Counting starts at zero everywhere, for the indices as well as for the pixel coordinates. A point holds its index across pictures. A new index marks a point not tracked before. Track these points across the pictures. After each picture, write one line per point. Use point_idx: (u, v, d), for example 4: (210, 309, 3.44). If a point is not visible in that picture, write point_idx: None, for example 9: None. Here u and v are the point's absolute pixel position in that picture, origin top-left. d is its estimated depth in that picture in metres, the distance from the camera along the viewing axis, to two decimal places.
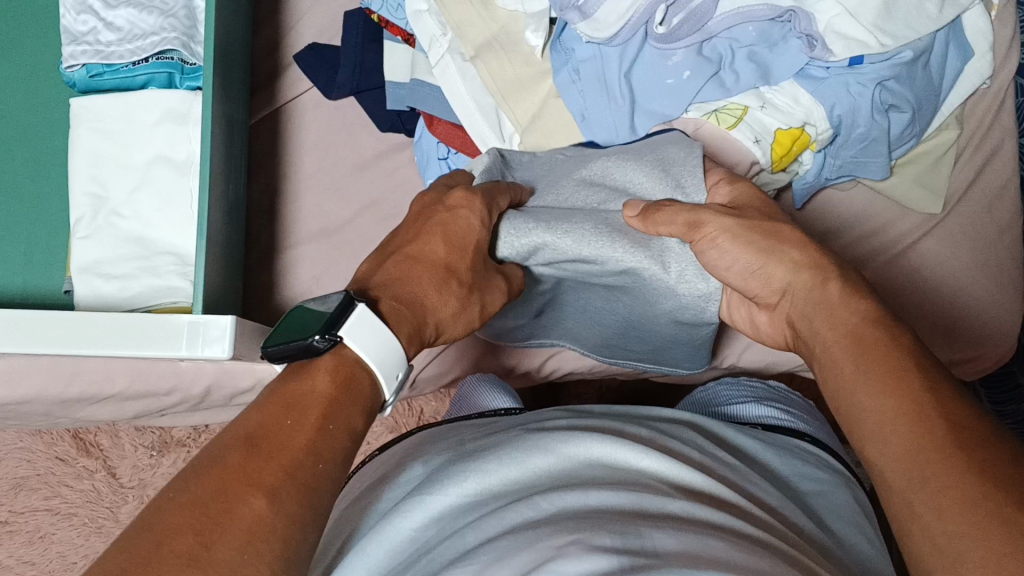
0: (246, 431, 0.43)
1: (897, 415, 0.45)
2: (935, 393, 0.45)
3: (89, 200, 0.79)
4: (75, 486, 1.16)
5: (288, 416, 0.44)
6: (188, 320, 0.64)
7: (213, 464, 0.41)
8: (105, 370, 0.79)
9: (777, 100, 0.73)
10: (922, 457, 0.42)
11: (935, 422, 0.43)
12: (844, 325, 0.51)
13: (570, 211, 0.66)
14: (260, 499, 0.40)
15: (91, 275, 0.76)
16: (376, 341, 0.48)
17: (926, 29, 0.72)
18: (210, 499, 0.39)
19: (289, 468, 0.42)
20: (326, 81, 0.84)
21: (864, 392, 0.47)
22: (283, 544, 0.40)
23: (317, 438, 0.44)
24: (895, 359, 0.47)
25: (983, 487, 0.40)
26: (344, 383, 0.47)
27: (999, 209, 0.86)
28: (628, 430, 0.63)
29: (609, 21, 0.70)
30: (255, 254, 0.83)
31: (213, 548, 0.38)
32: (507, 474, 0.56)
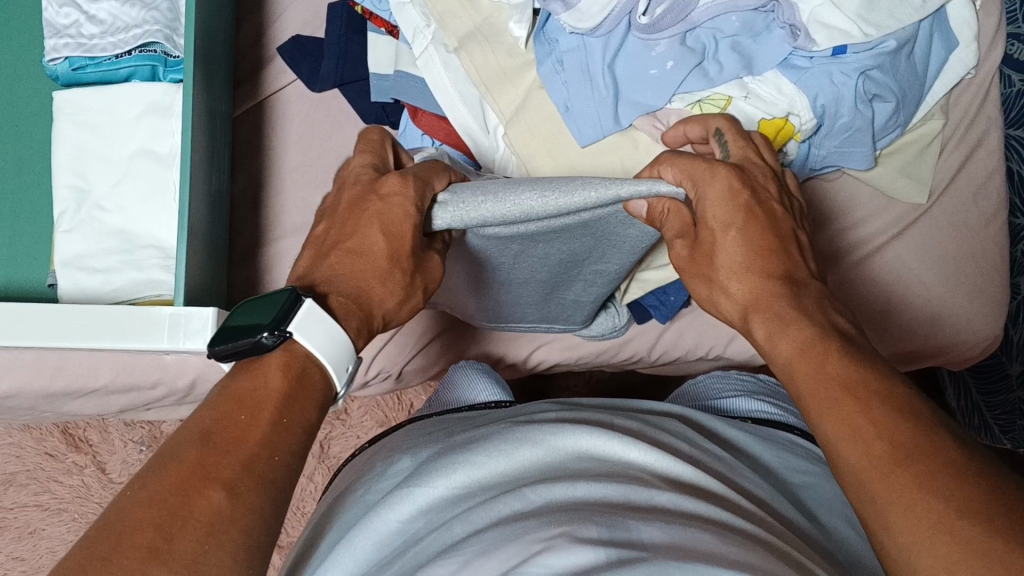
0: (203, 425, 0.44)
1: (843, 428, 0.45)
2: (882, 401, 0.45)
3: (73, 192, 0.79)
4: (65, 481, 1.16)
5: (247, 410, 0.45)
6: (170, 312, 0.64)
7: (170, 461, 0.42)
8: (90, 364, 0.79)
9: (761, 90, 0.72)
10: (868, 470, 0.43)
11: (882, 435, 0.43)
12: (788, 349, 0.51)
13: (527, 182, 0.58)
14: (218, 492, 0.41)
15: (74, 268, 0.76)
16: (328, 337, 0.48)
17: (909, 19, 0.72)
18: (167, 495, 0.40)
19: (245, 462, 0.43)
20: (309, 74, 0.84)
21: (814, 415, 0.47)
22: (245, 534, 0.41)
23: (276, 432, 0.45)
24: (837, 370, 0.47)
25: (938, 503, 0.39)
26: (303, 369, 0.47)
27: (984, 199, 0.86)
28: (617, 423, 0.63)
29: (592, 12, 0.70)
30: (240, 247, 0.83)
31: (172, 541, 0.39)
32: (495, 466, 0.56)
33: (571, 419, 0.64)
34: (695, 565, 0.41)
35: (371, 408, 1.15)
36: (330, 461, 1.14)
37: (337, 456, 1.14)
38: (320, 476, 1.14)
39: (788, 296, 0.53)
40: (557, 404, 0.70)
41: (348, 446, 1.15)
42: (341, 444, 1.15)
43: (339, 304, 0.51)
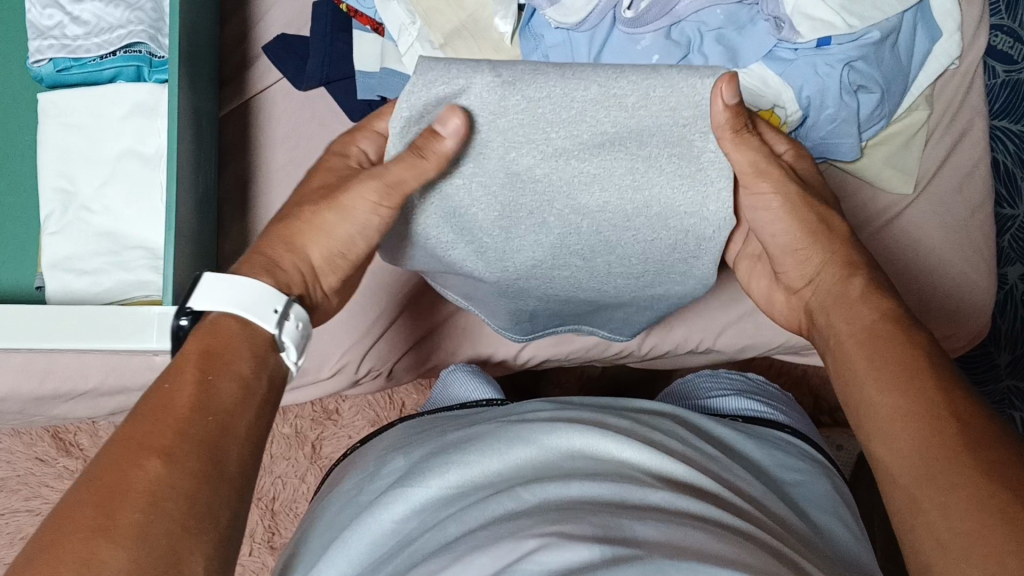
0: (135, 412, 0.44)
1: (907, 413, 0.46)
2: (946, 393, 0.46)
3: (58, 194, 0.79)
4: (55, 486, 1.15)
5: (168, 383, 0.45)
6: (158, 311, 0.64)
7: (107, 448, 0.42)
8: (80, 367, 0.78)
9: (748, 83, 0.72)
10: (931, 453, 0.43)
11: (944, 423, 0.44)
12: (863, 322, 0.52)
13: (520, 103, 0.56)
14: (154, 460, 0.41)
15: (61, 270, 0.76)
16: (229, 290, 0.50)
17: (893, 9, 0.73)
18: (104, 474, 0.40)
19: (177, 427, 0.43)
20: (294, 72, 0.83)
21: (876, 388, 0.48)
22: (191, 496, 0.41)
23: (201, 392, 0.45)
24: (907, 357, 0.48)
25: (989, 485, 0.41)
26: (221, 340, 0.49)
27: (971, 187, 0.87)
28: (610, 421, 0.64)
29: (576, 8, 0.71)
30: (227, 248, 0.83)
31: (117, 515, 0.38)
32: (490, 465, 0.56)
33: (565, 417, 0.64)
34: (690, 564, 0.41)
35: (362, 408, 1.15)
36: (322, 461, 1.14)
37: (329, 456, 1.14)
38: (311, 476, 1.14)
39: (860, 284, 0.55)
40: (547, 403, 0.70)
41: (340, 446, 1.15)
42: (333, 444, 1.15)
43: (267, 264, 0.55)
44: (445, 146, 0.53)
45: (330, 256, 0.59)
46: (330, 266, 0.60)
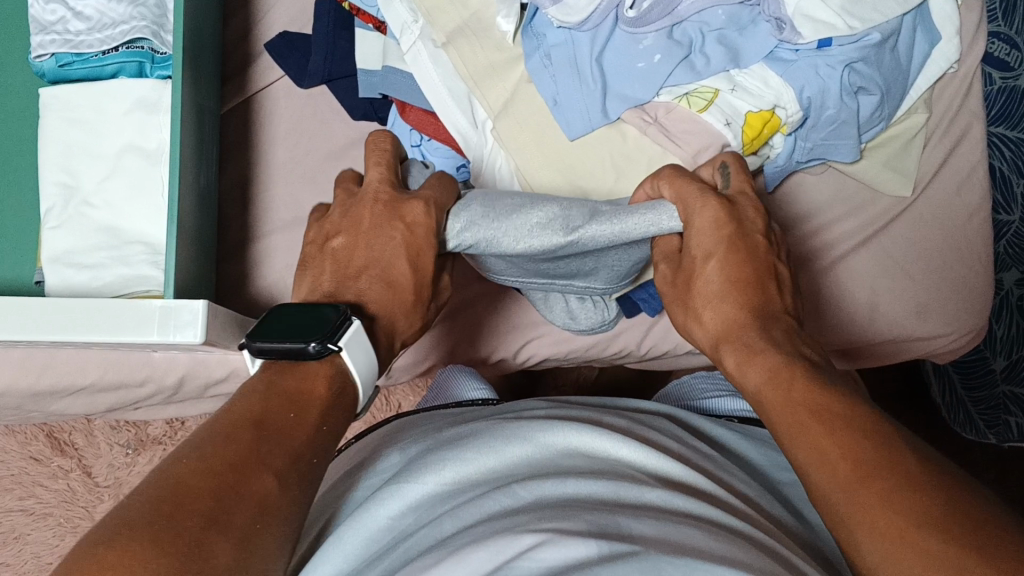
0: (258, 416, 0.46)
1: (810, 464, 0.46)
2: (838, 428, 0.46)
3: (59, 189, 0.78)
4: (50, 486, 1.16)
5: (293, 411, 0.48)
6: (159, 304, 0.64)
7: (215, 442, 0.44)
8: (78, 363, 0.78)
9: (747, 83, 0.73)
10: (836, 498, 0.44)
11: (880, 443, 0.44)
12: (763, 386, 0.53)
13: (507, 209, 0.63)
14: (270, 478, 0.43)
15: (61, 265, 0.76)
16: (359, 352, 0.52)
17: (894, 13, 0.73)
18: (226, 470, 0.42)
19: (292, 457, 0.45)
20: (297, 70, 0.83)
21: (786, 447, 0.49)
22: (285, 526, 0.43)
23: (313, 434, 0.48)
24: (796, 405, 0.49)
25: (889, 514, 0.41)
26: (337, 390, 0.51)
27: (970, 190, 0.86)
28: (607, 419, 0.64)
29: (578, 7, 0.71)
30: (226, 246, 0.82)
31: (232, 514, 0.40)
32: (484, 463, 0.56)
33: (560, 414, 0.64)
34: (687, 560, 0.41)
35: None
36: None
37: None
38: None
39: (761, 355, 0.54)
40: (545, 402, 0.70)
41: None
42: None
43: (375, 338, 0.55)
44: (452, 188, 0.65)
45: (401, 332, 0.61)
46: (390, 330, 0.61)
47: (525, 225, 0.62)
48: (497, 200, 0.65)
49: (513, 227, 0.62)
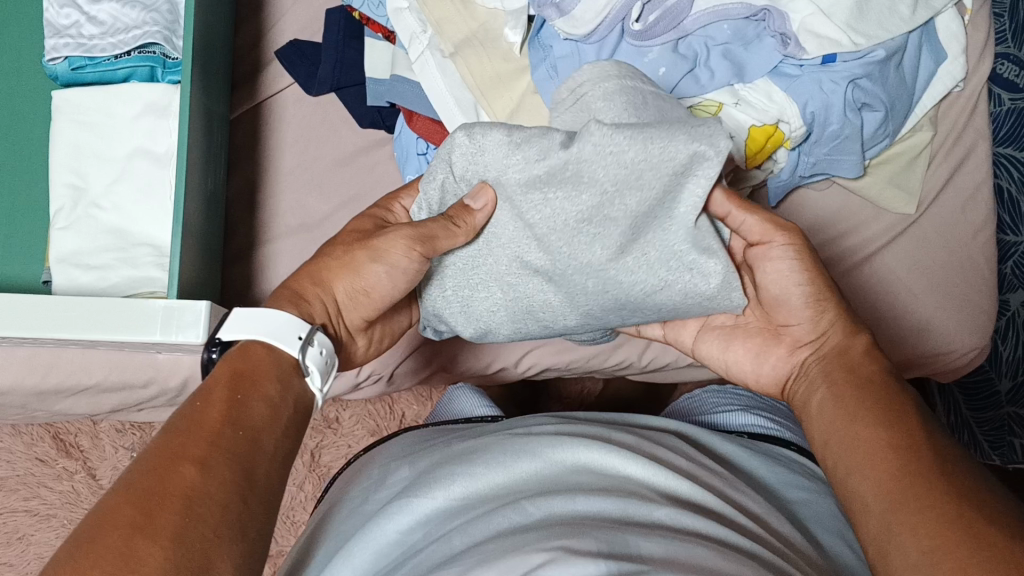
0: (172, 422, 0.48)
1: (890, 445, 0.51)
2: (929, 433, 0.51)
3: (69, 190, 0.79)
4: (54, 487, 1.17)
5: (200, 400, 0.49)
6: (163, 305, 0.64)
7: (144, 455, 0.45)
8: (82, 362, 0.79)
9: (752, 97, 0.73)
10: (908, 479, 0.48)
11: (933, 448, 0.50)
12: (846, 374, 0.57)
13: (527, 317, 0.62)
14: (190, 468, 0.45)
15: (69, 265, 0.76)
16: (254, 323, 0.54)
17: (899, 30, 0.74)
18: (143, 477, 0.43)
19: (211, 439, 0.47)
20: (306, 78, 0.84)
21: (863, 425, 0.53)
22: (224, 506, 0.44)
23: (231, 409, 0.49)
24: (891, 399, 0.53)
25: (960, 507, 0.46)
26: (251, 362, 0.52)
27: (973, 210, 0.86)
28: (614, 435, 0.64)
29: (585, 19, 0.72)
30: (233, 249, 0.83)
31: (156, 516, 0.42)
32: (495, 477, 0.56)
33: (569, 430, 0.64)
34: None
35: (362, 417, 1.16)
36: (320, 469, 1.14)
37: (327, 465, 1.15)
38: (309, 485, 1.14)
39: (865, 360, 0.57)
40: (551, 417, 0.71)
41: (339, 455, 1.15)
42: (332, 453, 1.15)
43: (292, 295, 0.57)
44: (476, 219, 0.58)
45: (353, 292, 0.60)
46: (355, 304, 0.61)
47: (554, 330, 0.63)
48: (517, 305, 0.61)
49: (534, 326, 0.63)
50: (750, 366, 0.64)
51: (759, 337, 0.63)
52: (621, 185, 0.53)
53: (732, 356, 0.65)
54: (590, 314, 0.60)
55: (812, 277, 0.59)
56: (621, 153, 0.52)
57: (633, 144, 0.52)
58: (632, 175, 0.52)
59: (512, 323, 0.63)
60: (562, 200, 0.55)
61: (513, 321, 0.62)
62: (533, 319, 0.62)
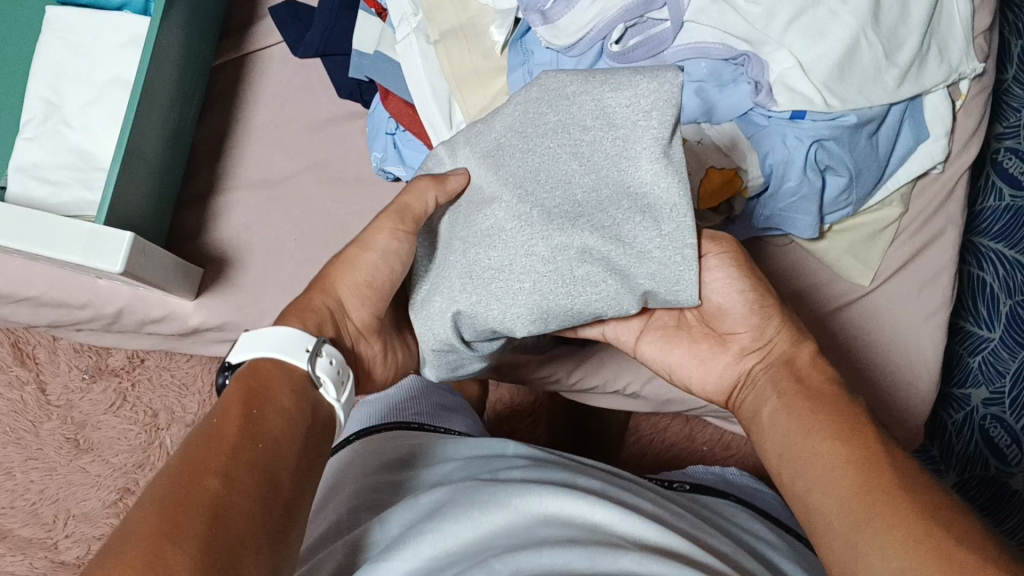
0: (189, 439, 0.47)
1: (868, 503, 0.48)
2: (919, 485, 0.48)
3: (42, 104, 0.80)
4: (4, 393, 1.19)
5: (215, 416, 0.49)
6: (89, 227, 0.65)
7: (164, 472, 0.45)
8: (25, 274, 0.80)
9: (714, 137, 0.74)
10: (907, 540, 0.45)
11: (919, 494, 0.47)
12: (815, 427, 0.53)
13: (483, 289, 0.56)
14: (214, 480, 0.44)
15: (26, 175, 0.77)
16: (264, 340, 0.55)
17: (879, 99, 0.73)
18: (167, 491, 0.43)
19: (229, 452, 0.46)
20: (296, 37, 0.85)
21: (829, 485, 0.50)
22: (250, 515, 0.44)
23: (248, 423, 0.49)
24: (875, 449, 0.50)
25: (968, 559, 0.43)
26: (264, 378, 0.52)
27: (930, 293, 0.85)
28: (580, 479, 0.61)
29: (568, 31, 0.74)
30: (188, 192, 0.84)
31: (186, 525, 0.41)
32: (462, 534, 0.52)
33: (534, 471, 0.61)
34: None
35: None
36: None
37: None
38: None
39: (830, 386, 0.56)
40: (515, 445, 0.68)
41: None
42: None
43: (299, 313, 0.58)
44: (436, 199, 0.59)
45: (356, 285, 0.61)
46: (359, 298, 0.61)
47: (509, 311, 0.56)
48: (473, 270, 0.57)
49: (488, 311, 0.57)
50: (697, 375, 0.63)
51: (705, 344, 0.62)
52: (552, 143, 0.56)
53: (676, 355, 0.63)
54: (554, 290, 0.55)
55: (752, 284, 0.59)
56: (564, 88, 0.56)
57: (554, 109, 0.56)
58: (574, 103, 0.56)
59: (466, 301, 0.57)
60: (514, 135, 0.58)
61: (467, 297, 0.57)
62: (485, 291, 0.56)
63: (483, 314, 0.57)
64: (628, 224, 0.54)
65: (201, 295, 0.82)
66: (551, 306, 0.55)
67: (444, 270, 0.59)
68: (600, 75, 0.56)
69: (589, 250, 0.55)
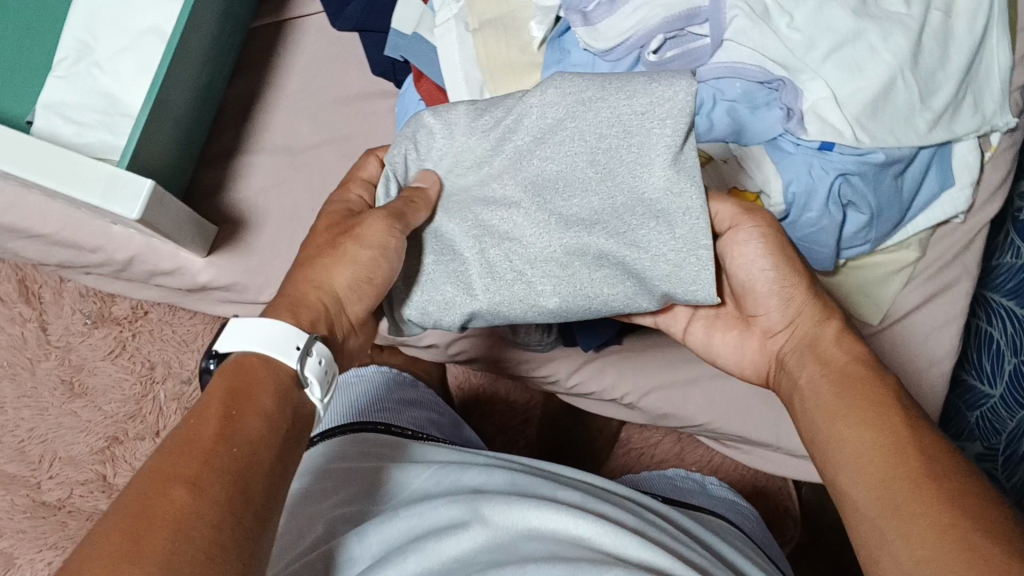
0: (166, 443, 0.47)
1: (901, 497, 0.47)
2: (946, 476, 0.47)
3: (76, 44, 0.80)
4: (6, 328, 1.20)
5: (194, 418, 0.49)
6: (111, 170, 0.64)
7: (137, 480, 0.45)
8: (41, 211, 0.81)
9: (741, 160, 0.75)
10: (936, 535, 0.45)
11: (953, 489, 0.47)
12: (854, 391, 0.54)
13: (496, 285, 0.59)
14: (182, 490, 0.44)
15: (53, 113, 0.77)
16: (252, 333, 0.53)
17: (908, 140, 0.73)
18: (134, 503, 0.43)
19: (204, 458, 0.46)
20: (334, 10, 0.84)
21: (859, 476, 0.50)
22: (215, 527, 0.44)
23: (227, 426, 0.48)
24: (906, 440, 0.50)
25: (998, 556, 0.43)
26: (247, 376, 0.51)
27: (937, 342, 0.85)
28: (558, 488, 0.62)
29: (607, 35, 0.74)
30: (211, 150, 0.85)
31: (142, 544, 0.42)
32: (446, 552, 0.54)
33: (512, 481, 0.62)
34: None
35: None
36: None
37: None
38: None
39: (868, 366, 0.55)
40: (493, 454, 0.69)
41: None
42: None
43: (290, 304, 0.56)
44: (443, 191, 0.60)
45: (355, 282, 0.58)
46: (356, 294, 0.59)
47: (525, 309, 0.59)
48: (485, 269, 0.59)
49: (500, 305, 0.59)
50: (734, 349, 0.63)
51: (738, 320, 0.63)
52: (568, 148, 0.56)
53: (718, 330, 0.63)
54: (570, 294, 0.58)
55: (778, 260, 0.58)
56: (582, 92, 0.56)
57: (569, 113, 0.56)
58: (591, 109, 0.55)
59: (475, 294, 0.59)
60: (533, 139, 0.58)
61: (477, 292, 0.59)
62: (497, 289, 0.59)
63: (496, 307, 0.59)
64: (643, 235, 0.55)
65: (212, 254, 0.82)
66: (567, 306, 0.59)
67: (454, 257, 0.60)
68: (617, 81, 0.55)
69: (605, 260, 0.57)
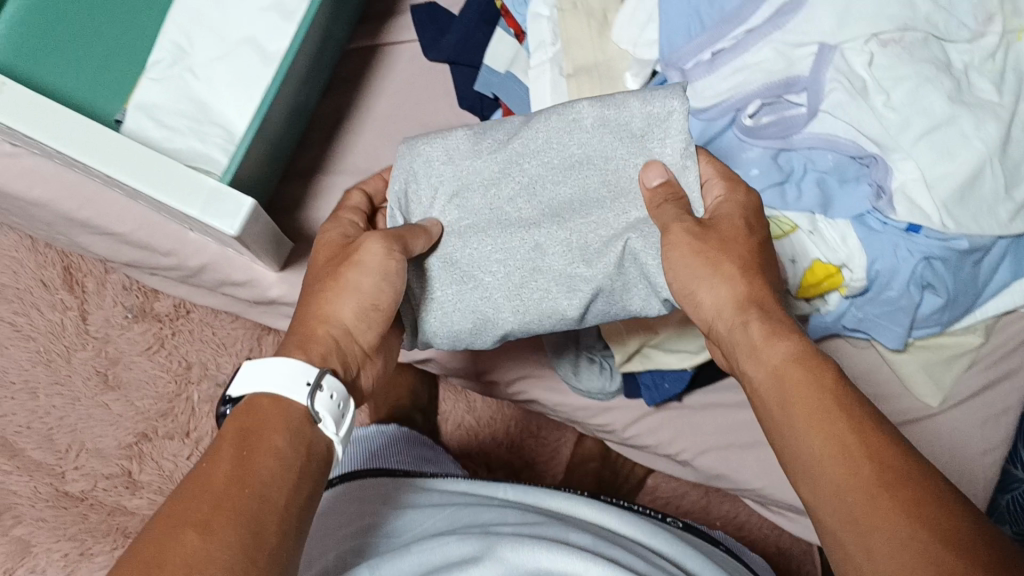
0: (178, 489, 0.47)
1: (874, 519, 0.43)
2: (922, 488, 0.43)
3: (172, 48, 0.81)
4: (45, 314, 1.19)
5: (208, 461, 0.49)
6: (212, 185, 0.65)
7: (151, 524, 0.45)
8: (119, 210, 0.81)
9: (827, 233, 0.74)
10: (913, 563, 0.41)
11: (932, 501, 0.42)
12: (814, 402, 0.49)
13: (516, 295, 0.60)
14: (192, 532, 0.44)
15: (142, 116, 0.78)
16: (269, 374, 0.53)
17: (990, 230, 0.73)
18: (144, 548, 0.43)
19: (219, 503, 0.46)
20: (428, 41, 0.85)
21: (826, 493, 0.46)
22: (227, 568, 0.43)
23: (242, 468, 0.48)
24: (872, 447, 0.45)
25: None
26: (261, 419, 0.51)
27: (992, 429, 0.85)
28: (570, 532, 0.61)
29: (703, 94, 0.76)
30: (296, 166, 0.85)
31: None
32: None
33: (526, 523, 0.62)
34: None
35: None
36: None
37: None
38: None
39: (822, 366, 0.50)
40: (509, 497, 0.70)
41: None
42: None
43: (300, 342, 0.57)
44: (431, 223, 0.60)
45: (363, 310, 0.59)
46: (365, 323, 0.59)
47: (544, 316, 0.60)
48: (504, 281, 0.60)
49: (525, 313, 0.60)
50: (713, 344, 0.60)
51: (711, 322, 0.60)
52: (564, 165, 0.60)
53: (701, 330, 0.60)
54: (572, 300, 0.59)
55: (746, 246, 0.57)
56: (580, 118, 0.60)
57: (572, 135, 0.60)
58: (595, 136, 0.59)
59: (504, 304, 0.60)
60: (529, 155, 0.60)
61: (502, 303, 0.60)
62: (520, 298, 0.60)
63: (519, 314, 0.60)
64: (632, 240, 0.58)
65: (285, 269, 0.82)
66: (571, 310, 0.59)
67: (457, 268, 0.61)
68: (612, 104, 0.59)
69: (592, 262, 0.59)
